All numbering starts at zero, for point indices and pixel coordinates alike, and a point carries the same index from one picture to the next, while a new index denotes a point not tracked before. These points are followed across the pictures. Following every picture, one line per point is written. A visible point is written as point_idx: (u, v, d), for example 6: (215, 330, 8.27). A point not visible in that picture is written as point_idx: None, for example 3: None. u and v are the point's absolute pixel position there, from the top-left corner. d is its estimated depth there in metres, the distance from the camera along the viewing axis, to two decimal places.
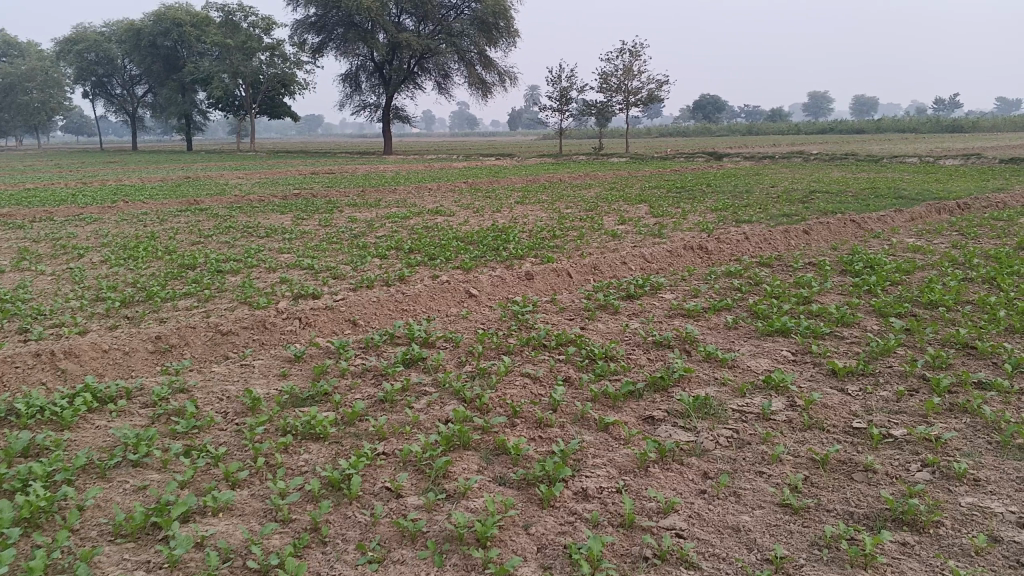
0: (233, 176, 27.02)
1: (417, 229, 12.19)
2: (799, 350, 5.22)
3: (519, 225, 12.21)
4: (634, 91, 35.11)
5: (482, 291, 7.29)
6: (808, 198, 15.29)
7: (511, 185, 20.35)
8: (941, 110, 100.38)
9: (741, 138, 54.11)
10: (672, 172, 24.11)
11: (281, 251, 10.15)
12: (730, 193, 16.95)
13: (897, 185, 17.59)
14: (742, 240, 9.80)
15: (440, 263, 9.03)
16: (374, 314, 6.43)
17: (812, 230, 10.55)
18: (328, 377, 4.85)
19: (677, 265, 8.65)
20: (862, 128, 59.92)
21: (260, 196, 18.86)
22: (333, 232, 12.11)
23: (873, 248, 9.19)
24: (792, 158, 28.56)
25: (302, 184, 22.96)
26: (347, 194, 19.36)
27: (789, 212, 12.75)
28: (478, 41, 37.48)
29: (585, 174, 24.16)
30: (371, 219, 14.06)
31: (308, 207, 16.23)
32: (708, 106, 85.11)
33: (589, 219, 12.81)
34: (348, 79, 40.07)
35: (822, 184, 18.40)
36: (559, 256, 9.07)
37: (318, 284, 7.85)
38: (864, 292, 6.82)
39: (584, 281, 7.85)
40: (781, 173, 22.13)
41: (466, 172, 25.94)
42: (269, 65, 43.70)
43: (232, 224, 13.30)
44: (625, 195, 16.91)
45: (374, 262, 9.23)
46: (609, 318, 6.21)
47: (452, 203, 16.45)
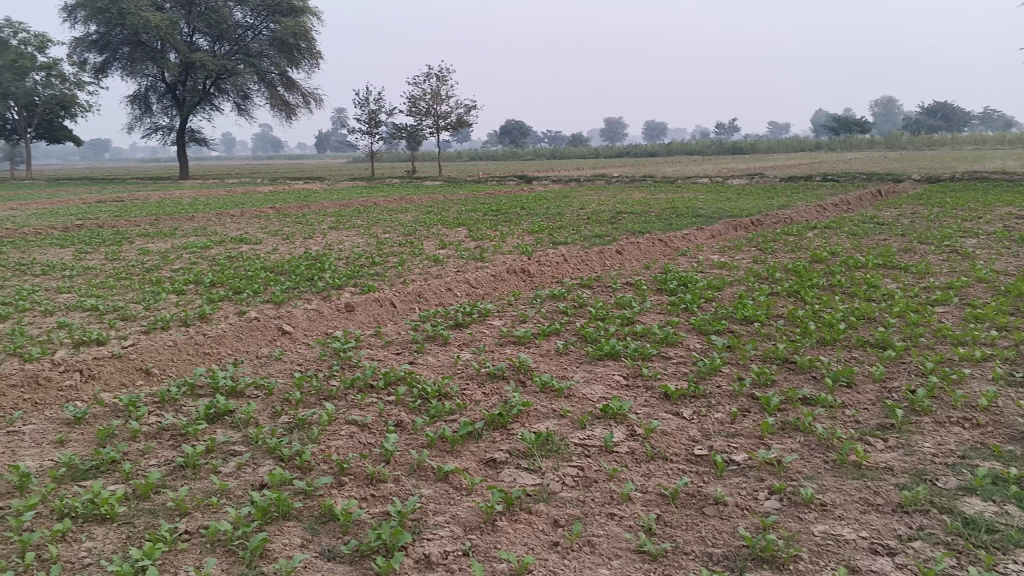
0: (4, 207, 24.28)
1: (220, 260, 11.33)
2: (631, 373, 5.09)
3: (333, 252, 11.65)
4: (443, 115, 35.22)
5: (297, 326, 6.74)
6: (617, 218, 15.79)
7: (321, 210, 19.60)
8: (724, 133, 108.88)
9: (548, 162, 55.79)
10: (485, 195, 24.29)
11: (60, 290, 9.03)
12: (543, 214, 17.21)
13: (696, 203, 18.60)
14: (562, 261, 9.82)
15: (249, 297, 8.35)
16: (172, 361, 5.76)
17: (626, 249, 10.78)
18: (117, 441, 4.19)
19: (501, 289, 8.48)
20: (657, 151, 63.70)
21: (38, 228, 17.00)
22: (124, 267, 10.99)
23: (685, 265, 9.49)
24: (597, 180, 29.68)
25: (87, 214, 21.01)
26: (140, 223, 17.87)
27: (602, 233, 13.05)
28: (279, 62, 36.42)
29: (399, 197, 23.81)
30: (167, 249, 12.96)
31: (94, 238, 14.77)
32: (515, 130, 87.26)
33: (407, 244, 12.47)
34: (138, 101, 37.40)
35: (628, 204, 19.13)
36: (379, 284, 8.65)
37: (106, 329, 6.98)
38: (684, 310, 6.92)
39: (407, 311, 7.49)
40: (588, 194, 22.88)
41: (273, 197, 24.84)
42: (45, 85, 39.97)
43: (2, 261, 11.79)
44: (441, 219, 16.71)
45: (172, 299, 8.39)
46: (437, 350, 5.88)
47: (259, 230, 15.56)
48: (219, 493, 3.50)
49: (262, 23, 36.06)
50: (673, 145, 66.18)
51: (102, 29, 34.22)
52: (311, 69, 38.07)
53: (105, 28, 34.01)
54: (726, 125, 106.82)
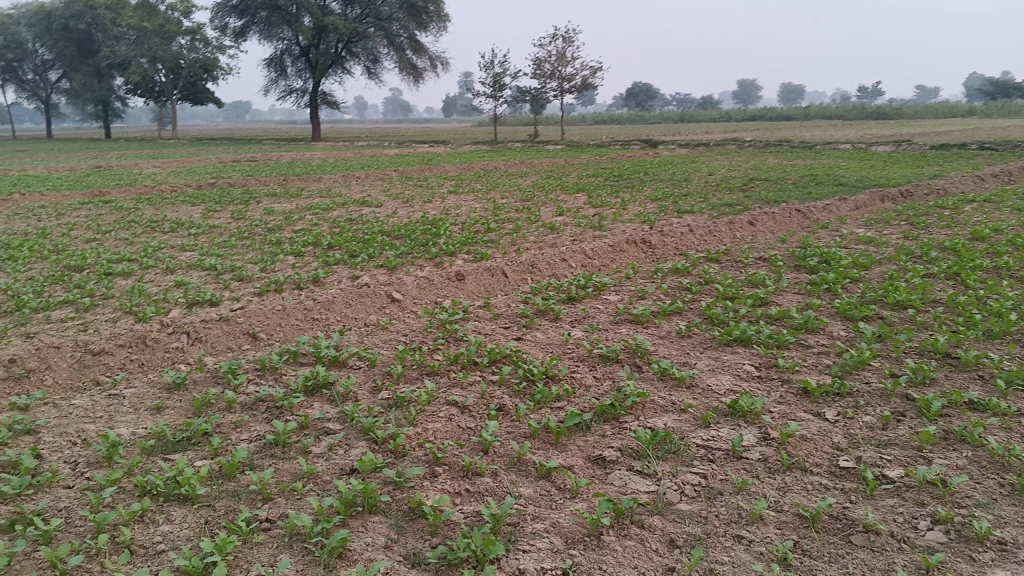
0: (148, 165, 25.55)
1: (339, 222, 11.33)
2: (763, 363, 4.58)
3: (450, 217, 11.44)
4: (568, 77, 34.53)
5: (405, 294, 6.50)
6: (748, 186, 14.91)
7: (443, 174, 19.53)
8: (865, 97, 102.79)
9: (675, 126, 54.10)
10: (609, 159, 23.66)
11: (185, 249, 9.19)
12: (669, 181, 16.47)
13: (835, 172, 17.38)
14: (687, 232, 9.22)
15: (363, 261, 8.22)
16: (278, 327, 5.62)
17: (757, 220, 10.04)
18: (212, 411, 4.01)
19: (620, 261, 8.00)
20: (792, 115, 60.74)
21: (174, 186, 17.67)
22: (247, 227, 11.15)
23: (824, 240, 8.71)
24: (728, 145, 28.40)
25: (221, 173, 21.79)
26: (268, 183, 18.31)
27: (731, 201, 12.29)
28: (408, 25, 36.55)
29: (521, 160, 23.54)
30: (290, 210, 13.13)
31: (224, 198, 15.20)
32: (642, 94, 85.29)
33: (525, 210, 12.12)
34: (273, 63, 38.55)
35: (760, 171, 18.09)
36: (493, 252, 8.33)
37: (220, 290, 6.96)
38: (824, 292, 6.25)
39: (520, 282, 7.13)
40: (718, 160, 21.86)
41: (397, 160, 25.07)
42: (190, 48, 41.76)
43: (138, 218, 12.23)
44: (562, 183, 16.28)
45: (289, 261, 8.35)
46: (548, 326, 5.49)
47: (380, 192, 15.60)
48: (305, 477, 3.23)
49: None
50: (810, 110, 62.82)
51: None
52: (439, 31, 37.99)
53: None
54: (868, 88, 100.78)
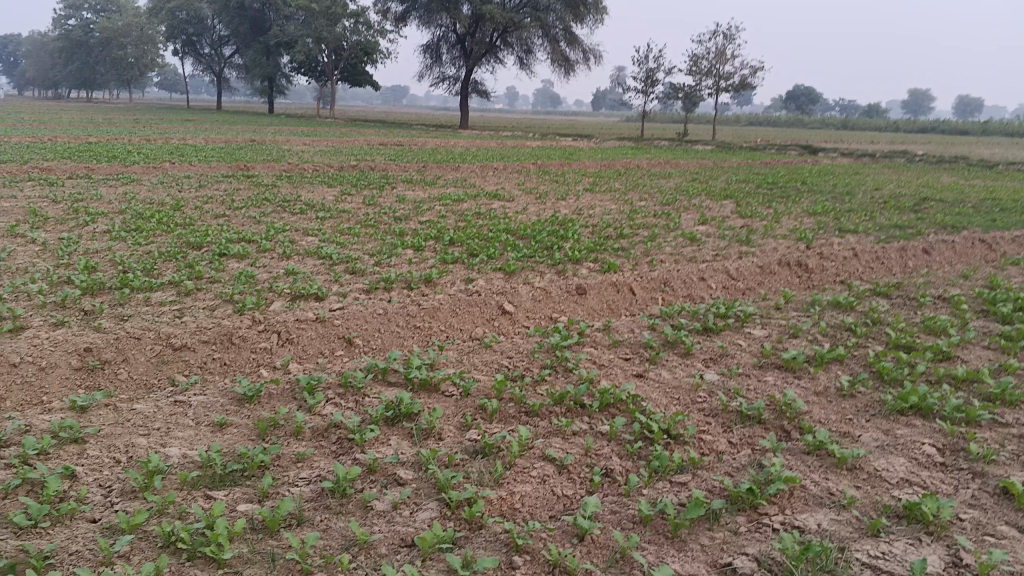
0: (298, 142, 26.22)
1: (468, 216, 10.85)
2: (948, 447, 3.64)
3: (582, 218, 10.73)
4: (726, 75, 33.01)
5: (520, 306, 5.86)
6: (920, 205, 13.44)
7: (583, 170, 18.88)
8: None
9: (837, 133, 51.10)
10: (761, 164, 22.31)
11: (307, 232, 8.93)
12: (828, 193, 15.09)
13: (1022, 197, 15.45)
14: (849, 257, 8.11)
15: (483, 262, 7.65)
16: (375, 333, 5.10)
17: (933, 249, 8.79)
18: (278, 437, 3.50)
19: (767, 286, 7.05)
20: (968, 130, 56.24)
21: (318, 165, 17.85)
22: (375, 214, 10.85)
23: (1017, 280, 7.44)
24: (896, 158, 26.22)
25: (365, 155, 21.94)
26: (407, 169, 18.19)
27: (901, 223, 10.96)
28: (564, 17, 35.75)
29: (667, 160, 22.55)
30: (422, 199, 12.81)
31: (361, 181, 15.13)
32: (802, 97, 81.62)
33: (666, 215, 11.29)
34: (429, 50, 38.95)
35: (933, 189, 16.40)
36: (623, 263, 7.58)
37: (328, 283, 6.54)
38: (1022, 351, 5.15)
39: (650, 301, 6.35)
40: (883, 174, 20.14)
41: (539, 152, 24.57)
42: (352, 31, 42.83)
43: (273, 196, 12.20)
44: (708, 188, 15.27)
45: (407, 255, 7.91)
46: (678, 363, 4.71)
47: (516, 186, 15.08)
48: (357, 547, 2.65)
49: None
50: (989, 124, 57.95)
51: None
52: (594, 23, 37.06)
53: None
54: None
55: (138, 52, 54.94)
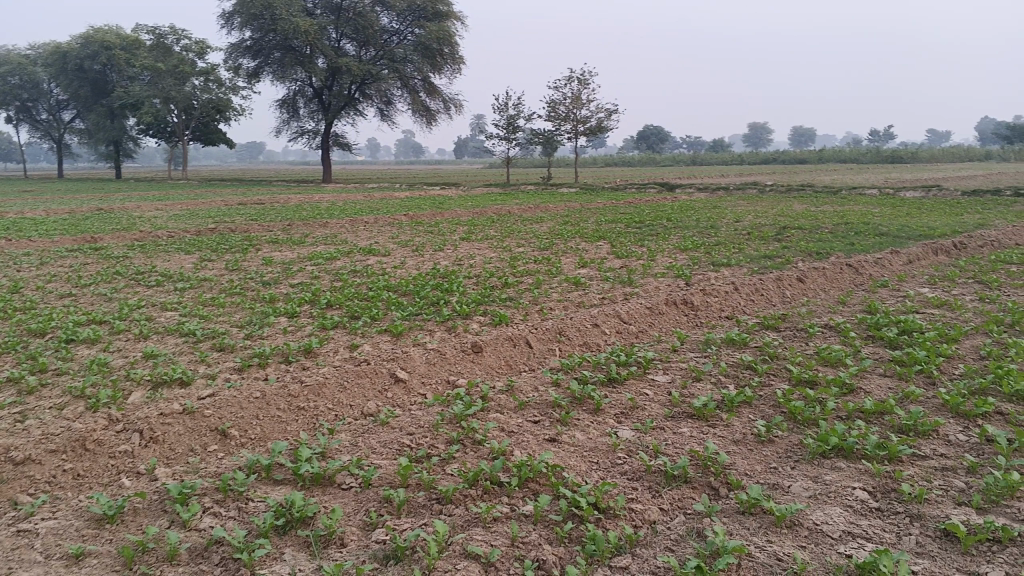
0: (150, 207, 24.78)
1: (343, 275, 10.35)
2: (879, 489, 3.50)
3: (462, 269, 10.43)
4: (583, 119, 33.92)
5: (412, 373, 5.45)
6: (783, 234, 13.97)
7: (455, 219, 18.69)
8: (875, 141, 103.05)
9: (690, 169, 53.45)
10: (626, 203, 22.84)
11: (167, 307, 8.19)
12: (696, 228, 15.47)
13: (871, 220, 16.39)
14: (732, 290, 8.17)
15: (365, 325, 7.20)
16: (254, 421, 4.59)
17: (807, 277, 9.02)
18: (149, 566, 2.95)
19: (660, 327, 6.94)
20: (806, 159, 60.21)
21: (174, 232, 16.83)
22: (241, 280, 10.17)
23: (889, 302, 7.69)
24: (748, 189, 27.51)
25: (225, 217, 20.94)
26: (272, 229, 17.41)
27: (770, 253, 11.29)
28: (422, 68, 35.99)
29: (536, 204, 22.69)
30: (291, 260, 12.19)
31: (223, 245, 14.31)
32: (654, 137, 85.35)
33: (546, 260, 11.18)
34: (285, 105, 38.12)
35: (790, 218, 17.16)
36: (513, 315, 7.31)
37: (195, 365, 5.92)
38: (917, 375, 5.20)
39: (547, 354, 6.09)
40: (741, 205, 20.99)
41: (409, 203, 24.21)
42: (203, 90, 41.40)
43: (125, 268, 11.27)
44: (581, 230, 15.36)
45: (281, 324, 7.37)
46: (589, 421, 4.44)
47: (389, 240, 14.65)
48: None
49: (406, 28, 35.89)
50: (824, 153, 62.22)
51: (256, 34, 34.72)
52: (452, 73, 37.47)
53: (259, 34, 34.62)
54: (880, 132, 101.12)
55: None
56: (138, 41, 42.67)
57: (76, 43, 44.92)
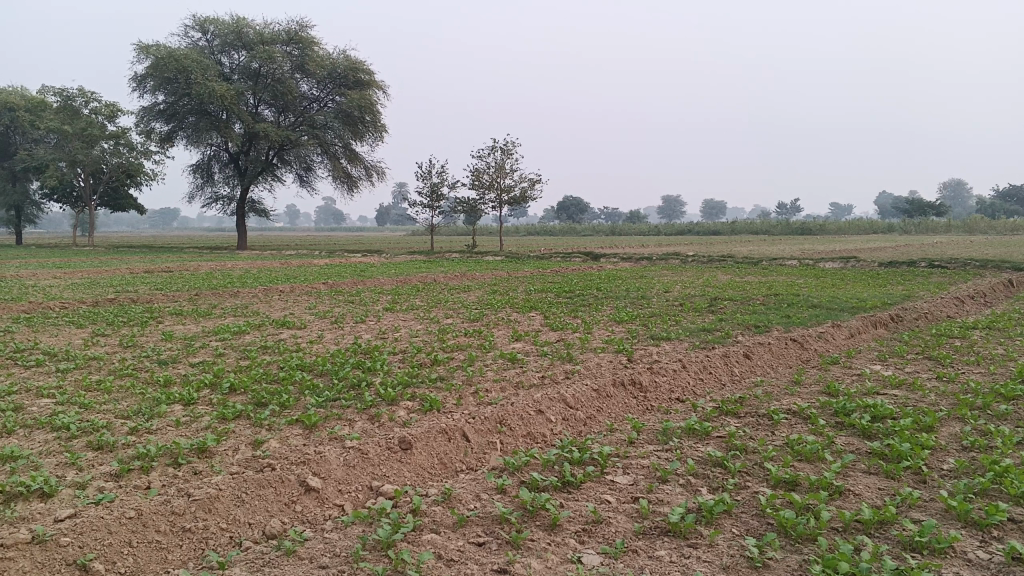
0: (46, 276, 23.08)
1: (252, 352, 9.38)
2: None
3: (386, 343, 9.62)
4: (506, 189, 33.79)
5: (327, 478, 4.58)
6: (716, 306, 13.67)
7: (378, 288, 17.90)
8: (784, 213, 107.52)
9: (610, 239, 53.95)
10: (552, 273, 22.50)
11: (41, 394, 7.10)
12: (627, 299, 15.08)
13: (799, 291, 16.28)
14: (679, 368, 7.55)
15: (274, 415, 6.27)
16: (125, 552, 3.65)
17: (753, 353, 8.54)
18: None
19: (609, 413, 6.22)
20: (720, 230, 61.99)
21: (69, 303, 15.50)
22: (135, 359, 9.11)
23: (850, 383, 7.19)
24: (672, 260, 27.56)
25: (129, 286, 19.63)
26: (177, 299, 16.26)
27: (708, 326, 10.85)
28: (343, 135, 35.50)
29: (462, 273, 22.08)
30: (195, 334, 11.16)
31: (121, 317, 13.11)
32: (573, 207, 86.82)
33: (475, 333, 10.48)
34: (200, 170, 36.89)
35: (717, 289, 17.03)
36: (445, 398, 6.52)
37: (62, 470, 4.89)
38: (905, 473, 4.62)
39: (487, 449, 5.29)
40: (667, 275, 20.85)
41: (327, 271, 23.26)
42: (113, 154, 39.79)
43: (3, 345, 10.04)
44: (510, 301, 14.75)
45: (174, 414, 6.39)
46: (545, 542, 3.66)
47: (305, 311, 13.71)
48: None
49: (327, 96, 35.49)
50: (738, 223, 63.95)
51: (170, 98, 33.53)
52: (375, 142, 37.11)
53: (173, 98, 33.47)
54: (788, 205, 105.66)
55: None
56: (45, 102, 40.92)
57: None
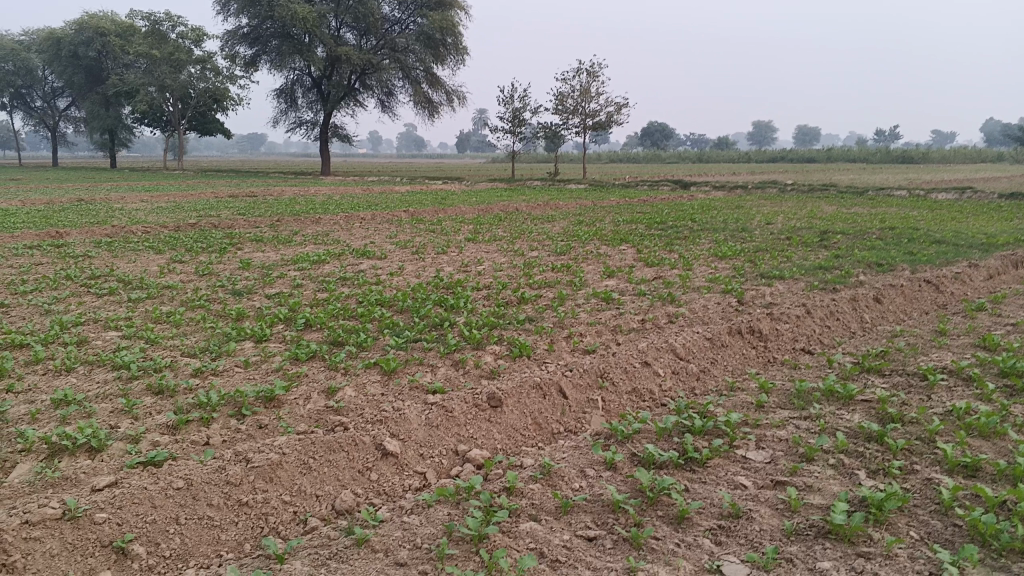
0: (133, 199, 23.14)
1: (329, 284, 8.84)
2: None
3: (470, 277, 8.96)
4: (592, 113, 32.39)
5: (407, 441, 3.94)
6: (827, 240, 12.49)
7: (460, 216, 17.23)
8: (881, 140, 101.90)
9: (698, 167, 51.68)
10: (640, 202, 21.40)
11: (108, 327, 6.68)
12: (726, 231, 14.03)
13: (916, 225, 14.85)
14: (803, 314, 6.61)
15: (350, 357, 5.66)
16: (171, 531, 3.09)
17: (884, 296, 7.51)
18: None
19: (725, 367, 5.40)
20: (814, 157, 58.94)
21: (152, 227, 15.31)
22: (209, 289, 8.68)
23: (1008, 335, 6.14)
24: (768, 188, 25.94)
25: (213, 210, 19.46)
26: (259, 224, 15.95)
27: (824, 263, 9.77)
28: (424, 58, 34.53)
29: (546, 201, 21.21)
30: (272, 263, 10.69)
31: (201, 243, 12.79)
32: (657, 133, 84.17)
33: (565, 268, 9.70)
34: (283, 95, 36.67)
35: (822, 221, 15.70)
36: (537, 343, 5.81)
37: (116, 419, 4.38)
38: None
39: (588, 408, 4.56)
40: (765, 206, 19.51)
41: (409, 198, 22.71)
42: (200, 79, 39.85)
43: (80, 271, 9.76)
44: (598, 232, 13.84)
45: (244, 354, 5.86)
46: (673, 543, 2.94)
47: (385, 239, 13.14)
48: None
49: (408, 17, 34.45)
50: (834, 150, 60.50)
51: (254, 21, 33.08)
52: (456, 65, 36.01)
53: (256, 21, 32.99)
54: (887, 132, 99.99)
55: None
56: (133, 26, 41.05)
57: (70, 27, 43.21)
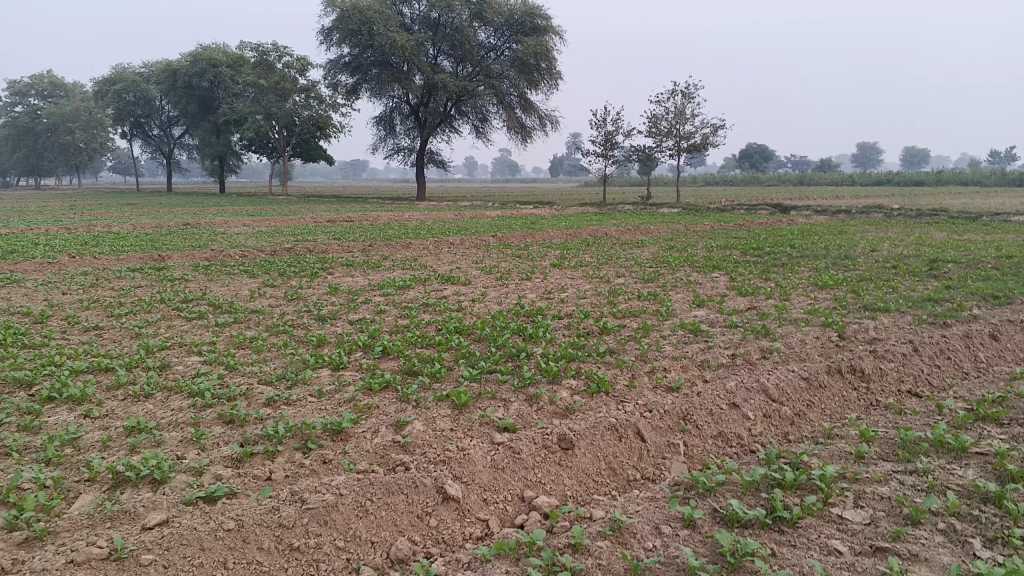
0: (234, 223, 23.93)
1: (411, 310, 8.76)
2: None
3: (553, 305, 8.72)
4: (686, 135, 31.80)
5: (470, 484, 3.73)
6: (936, 269, 11.71)
7: (548, 241, 17.04)
8: (997, 162, 96.72)
9: (798, 190, 49.97)
10: (735, 227, 20.75)
11: (191, 352, 6.75)
12: (826, 258, 13.36)
13: None
14: (909, 352, 6.10)
15: (422, 388, 5.51)
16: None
17: (1001, 333, 6.88)
18: None
19: (821, 410, 4.99)
20: (923, 179, 56.22)
21: (249, 251, 15.68)
22: (294, 313, 8.73)
23: None
24: (873, 213, 24.77)
25: (309, 235, 19.87)
26: (351, 249, 16.15)
27: (934, 294, 9.10)
28: (518, 84, 34.70)
29: (638, 226, 20.80)
30: (359, 288, 10.72)
31: (293, 267, 13.00)
32: (755, 156, 82.22)
33: (652, 296, 9.35)
34: (382, 122, 37.52)
35: (932, 248, 14.79)
36: (617, 378, 5.51)
37: (183, 450, 4.33)
38: None
39: (667, 453, 4.25)
40: (869, 232, 18.59)
41: (500, 222, 22.68)
42: (303, 107, 41.20)
43: (174, 294, 9.99)
44: (690, 258, 13.38)
45: (317, 383, 5.78)
46: None
47: (471, 265, 13.05)
48: None
49: (503, 43, 34.73)
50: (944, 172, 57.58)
51: (354, 50, 34.01)
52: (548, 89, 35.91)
53: (357, 50, 33.91)
54: (1004, 153, 94.73)
55: (85, 136, 53.69)
56: (242, 57, 42.81)
57: (185, 59, 45.42)
